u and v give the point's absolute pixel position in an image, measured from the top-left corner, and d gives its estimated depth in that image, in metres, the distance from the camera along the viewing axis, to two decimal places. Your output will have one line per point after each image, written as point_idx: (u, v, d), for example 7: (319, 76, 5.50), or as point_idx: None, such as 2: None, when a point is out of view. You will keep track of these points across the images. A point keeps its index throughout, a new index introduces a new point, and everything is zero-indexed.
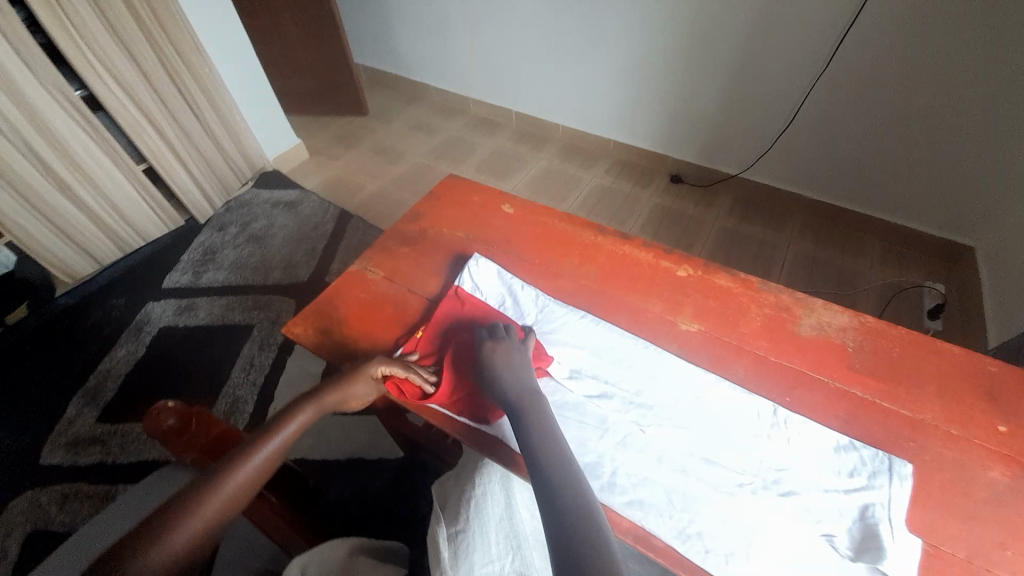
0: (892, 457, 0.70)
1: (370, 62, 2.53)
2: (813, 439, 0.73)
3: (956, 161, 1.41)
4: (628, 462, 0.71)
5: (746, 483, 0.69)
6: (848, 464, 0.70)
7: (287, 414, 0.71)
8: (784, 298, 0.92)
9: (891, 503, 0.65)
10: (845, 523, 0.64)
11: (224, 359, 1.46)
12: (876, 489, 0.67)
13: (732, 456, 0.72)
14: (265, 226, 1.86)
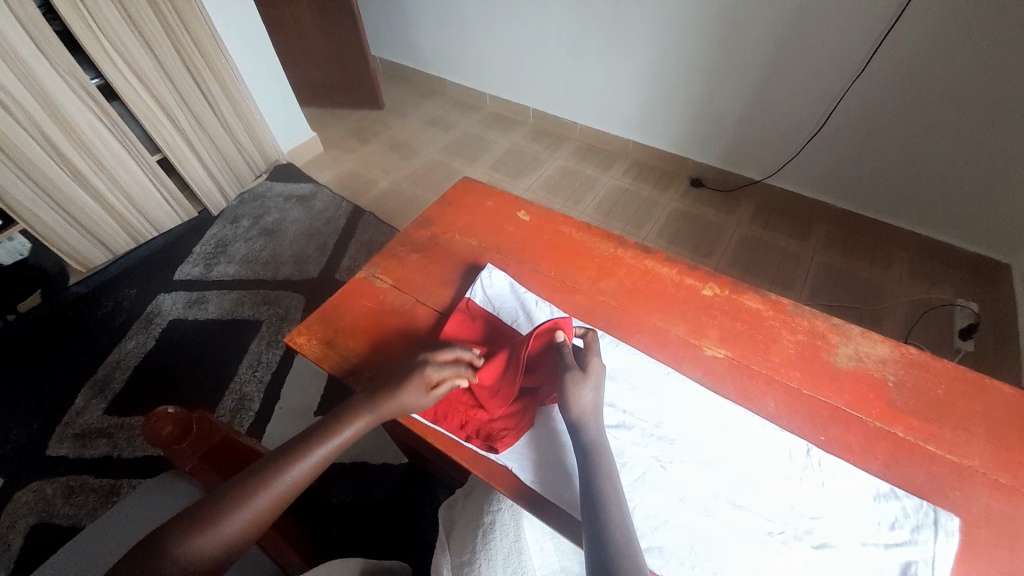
0: (937, 507, 0.55)
1: (387, 54, 2.47)
2: (849, 483, 0.57)
3: (1003, 171, 1.29)
4: (646, 503, 0.56)
5: (776, 532, 0.54)
6: (887, 514, 0.54)
7: (351, 413, 0.63)
8: (818, 322, 0.71)
9: (936, 563, 0.50)
10: None
11: (234, 355, 1.46)
12: (919, 546, 0.52)
13: (759, 498, 0.56)
14: (277, 220, 1.85)
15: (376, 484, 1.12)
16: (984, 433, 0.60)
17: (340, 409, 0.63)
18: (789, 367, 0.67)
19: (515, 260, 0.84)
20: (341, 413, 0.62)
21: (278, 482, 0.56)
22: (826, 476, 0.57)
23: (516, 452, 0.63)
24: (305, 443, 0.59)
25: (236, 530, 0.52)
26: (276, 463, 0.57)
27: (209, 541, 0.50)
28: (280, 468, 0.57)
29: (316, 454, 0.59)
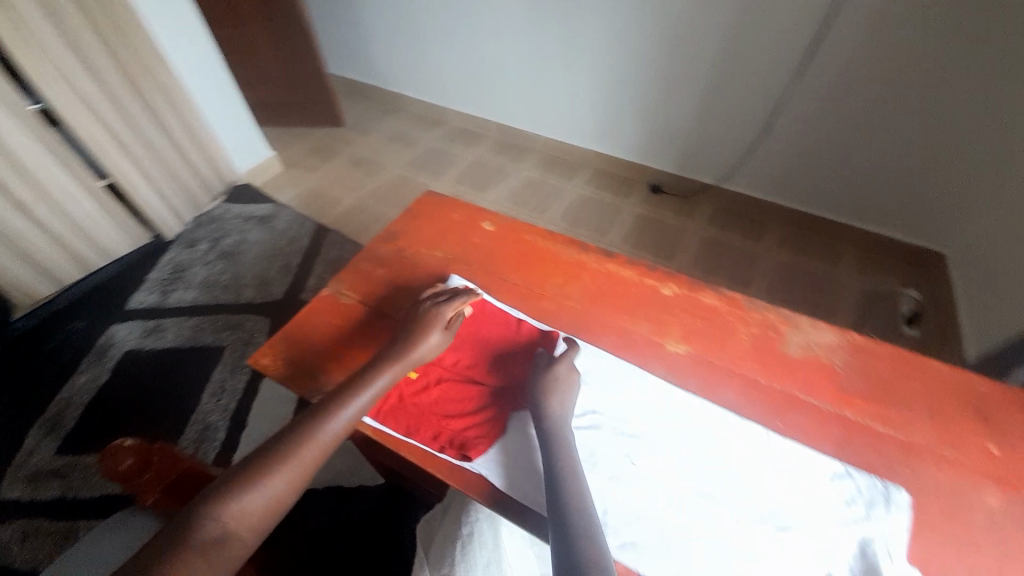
0: (886, 483, 0.58)
1: (346, 71, 2.47)
2: (808, 466, 0.60)
3: (930, 167, 1.41)
4: (618, 500, 0.58)
5: (740, 517, 0.56)
6: (844, 493, 0.58)
7: (366, 375, 0.66)
8: (770, 314, 0.75)
9: (890, 536, 0.54)
10: (843, 558, 0.53)
11: (194, 384, 1.40)
12: (875, 522, 0.55)
13: (725, 486, 0.59)
14: (237, 242, 1.80)
15: (354, 507, 1.10)
16: (928, 410, 0.65)
17: (356, 373, 0.66)
18: (746, 359, 0.70)
19: (481, 269, 0.84)
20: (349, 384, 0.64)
21: (307, 445, 0.59)
22: (789, 460, 0.60)
23: (488, 458, 0.62)
24: (314, 416, 0.61)
25: (263, 501, 0.54)
26: (304, 426, 0.61)
27: (237, 515, 0.53)
28: (299, 440, 0.59)
29: (328, 427, 0.61)
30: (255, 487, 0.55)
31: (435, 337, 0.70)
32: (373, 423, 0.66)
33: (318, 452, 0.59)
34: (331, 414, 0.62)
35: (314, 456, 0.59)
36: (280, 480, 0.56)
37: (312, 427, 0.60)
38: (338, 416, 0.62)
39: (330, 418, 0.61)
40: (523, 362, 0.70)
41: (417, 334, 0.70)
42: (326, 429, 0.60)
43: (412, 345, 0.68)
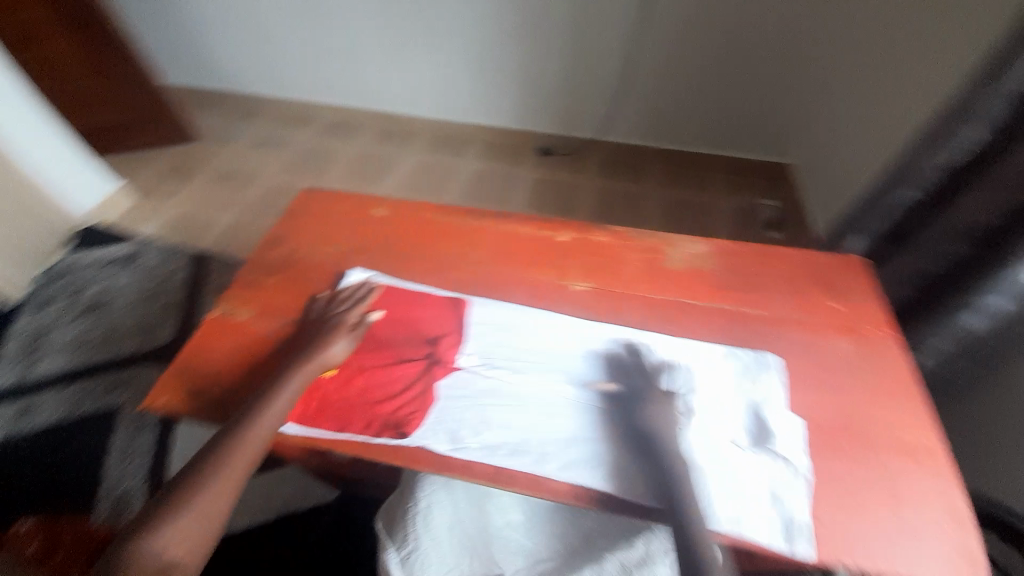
0: (758, 352, 0.67)
1: (187, 80, 2.20)
2: (697, 355, 0.67)
3: (760, 88, 1.66)
4: (553, 429, 0.60)
5: (656, 413, 0.60)
6: (730, 368, 0.65)
7: (277, 383, 0.63)
8: (652, 239, 0.83)
9: (770, 395, 0.62)
10: (740, 420, 0.60)
11: (90, 457, 1.23)
12: (758, 386, 0.63)
13: (638, 390, 0.63)
14: (101, 292, 1.57)
15: (310, 530, 1.07)
16: (785, 288, 0.74)
17: (266, 384, 0.63)
18: (639, 280, 0.77)
19: (381, 256, 0.82)
20: (259, 395, 0.62)
21: (223, 465, 0.56)
22: (691, 354, 0.66)
23: (425, 427, 0.61)
24: (233, 429, 0.59)
25: (187, 530, 0.52)
26: (216, 447, 0.57)
27: (164, 548, 0.51)
28: (214, 462, 0.56)
29: (246, 440, 0.58)
30: (179, 515, 0.52)
31: (345, 335, 0.69)
32: (300, 430, 0.62)
33: (243, 464, 0.57)
34: (251, 424, 0.59)
35: (239, 470, 0.56)
36: (201, 505, 0.53)
37: (233, 441, 0.58)
38: (259, 425, 0.59)
39: (251, 427, 0.59)
40: (444, 332, 0.70)
41: (325, 336, 0.68)
42: (247, 440, 0.58)
43: (322, 345, 0.67)
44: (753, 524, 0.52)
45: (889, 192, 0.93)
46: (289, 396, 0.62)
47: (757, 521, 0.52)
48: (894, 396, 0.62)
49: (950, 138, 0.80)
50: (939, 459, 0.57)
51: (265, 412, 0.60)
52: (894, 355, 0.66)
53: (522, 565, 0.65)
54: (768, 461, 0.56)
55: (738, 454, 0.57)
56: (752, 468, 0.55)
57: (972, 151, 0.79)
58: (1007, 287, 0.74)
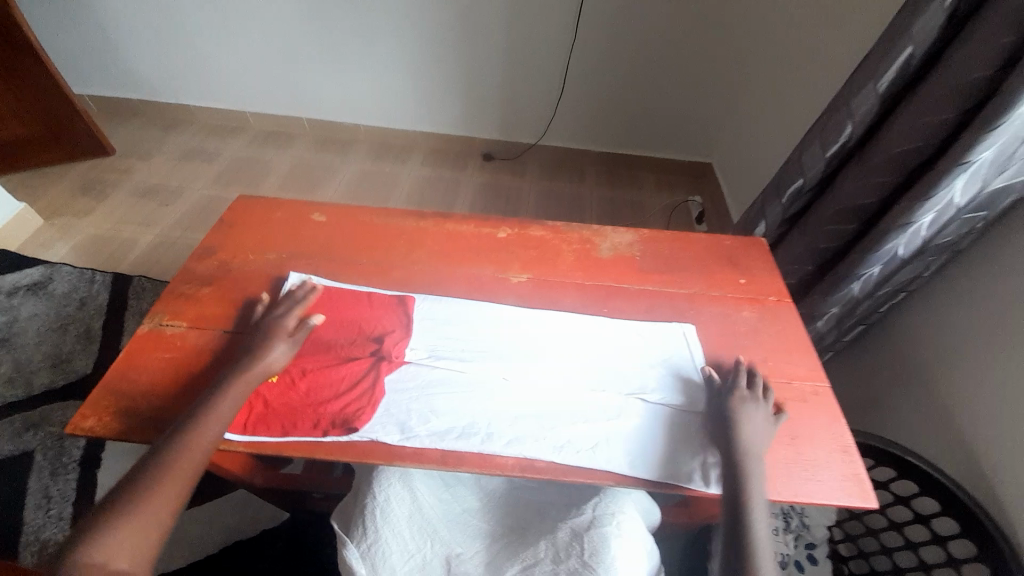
0: (676, 322, 0.75)
1: (99, 90, 2.06)
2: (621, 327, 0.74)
3: (681, 93, 1.79)
4: (499, 412, 0.63)
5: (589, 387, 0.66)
6: (649, 336, 0.73)
7: (216, 393, 0.62)
8: (584, 231, 0.89)
9: (682, 355, 0.70)
10: (656, 379, 0.68)
11: (2, 505, 1.12)
12: (672, 349, 0.71)
13: (574, 368, 0.68)
14: (4, 324, 1.43)
15: (263, 553, 1.05)
16: (701, 270, 0.83)
17: (204, 396, 0.62)
18: (573, 270, 0.82)
19: (320, 260, 0.83)
20: (197, 407, 0.60)
21: (158, 479, 0.54)
22: (651, 336, 0.73)
23: (374, 421, 0.62)
24: (175, 439, 0.57)
25: (117, 547, 0.49)
26: (151, 462, 0.55)
27: (100, 563, 0.48)
28: (149, 476, 0.54)
29: (184, 451, 0.56)
30: (122, 519, 0.51)
31: (283, 333, 0.68)
32: (244, 438, 0.61)
33: (190, 466, 0.56)
34: (198, 425, 0.59)
35: (186, 473, 0.56)
36: (133, 521, 0.51)
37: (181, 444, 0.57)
38: (205, 426, 0.59)
39: (197, 429, 0.58)
40: (388, 329, 0.72)
41: (264, 338, 0.67)
42: (195, 441, 0.57)
43: (262, 347, 0.66)
44: (736, 471, 0.57)
45: (788, 179, 1.02)
46: (228, 406, 0.61)
47: (742, 471, 0.57)
48: (791, 352, 0.72)
49: (835, 130, 0.90)
50: (825, 399, 0.67)
51: (203, 422, 0.59)
52: (790, 320, 0.76)
53: (477, 546, 0.67)
54: (757, 420, 0.61)
55: (723, 414, 0.62)
56: (741, 427, 0.60)
57: (850, 142, 0.90)
58: (888, 257, 0.83)
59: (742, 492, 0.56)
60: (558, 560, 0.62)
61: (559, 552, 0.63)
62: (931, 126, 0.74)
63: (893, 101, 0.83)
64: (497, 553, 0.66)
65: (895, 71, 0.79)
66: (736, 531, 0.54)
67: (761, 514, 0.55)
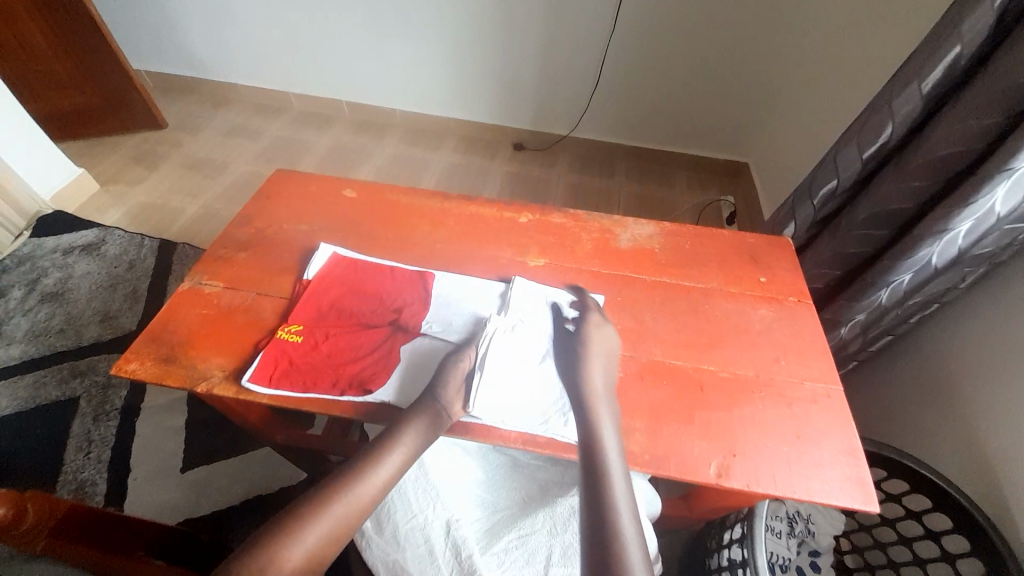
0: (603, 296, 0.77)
1: (155, 66, 2.18)
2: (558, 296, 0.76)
3: (720, 91, 1.74)
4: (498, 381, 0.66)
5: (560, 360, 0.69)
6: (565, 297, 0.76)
7: (405, 421, 0.62)
8: (604, 221, 0.89)
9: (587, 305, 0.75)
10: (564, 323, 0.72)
11: (50, 444, 1.22)
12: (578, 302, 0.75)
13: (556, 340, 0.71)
14: (60, 280, 1.55)
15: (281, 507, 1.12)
16: (719, 266, 0.82)
17: (397, 421, 0.63)
18: (589, 257, 0.83)
19: (347, 234, 0.86)
20: (391, 429, 0.61)
21: (348, 494, 0.56)
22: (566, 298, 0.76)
23: (387, 386, 0.66)
24: (369, 455, 0.59)
25: (309, 546, 0.51)
26: (347, 474, 0.58)
27: (291, 556, 0.50)
28: (342, 488, 0.56)
29: (374, 471, 0.58)
30: (301, 534, 0.52)
31: (455, 378, 0.65)
32: (269, 391, 0.66)
33: (356, 510, 0.55)
34: (375, 465, 0.58)
35: (369, 496, 0.57)
36: (321, 530, 0.53)
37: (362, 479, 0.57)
38: (396, 451, 0.60)
39: (373, 471, 0.58)
40: (411, 300, 0.75)
41: (440, 381, 0.65)
42: (368, 481, 0.57)
43: (437, 395, 0.63)
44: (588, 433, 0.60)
45: (821, 181, 0.99)
46: (415, 438, 0.61)
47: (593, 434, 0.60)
48: (805, 353, 0.71)
49: (874, 130, 0.87)
50: (835, 401, 0.66)
51: (393, 448, 0.60)
52: (808, 320, 0.75)
53: (479, 514, 0.70)
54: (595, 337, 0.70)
55: (571, 346, 0.69)
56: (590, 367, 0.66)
57: (889, 143, 0.87)
58: (920, 265, 0.80)
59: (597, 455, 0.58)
60: (555, 532, 0.66)
61: (557, 525, 0.67)
62: (975, 130, 0.71)
63: (937, 103, 0.80)
64: (499, 521, 0.70)
65: (941, 72, 0.77)
66: (591, 473, 0.56)
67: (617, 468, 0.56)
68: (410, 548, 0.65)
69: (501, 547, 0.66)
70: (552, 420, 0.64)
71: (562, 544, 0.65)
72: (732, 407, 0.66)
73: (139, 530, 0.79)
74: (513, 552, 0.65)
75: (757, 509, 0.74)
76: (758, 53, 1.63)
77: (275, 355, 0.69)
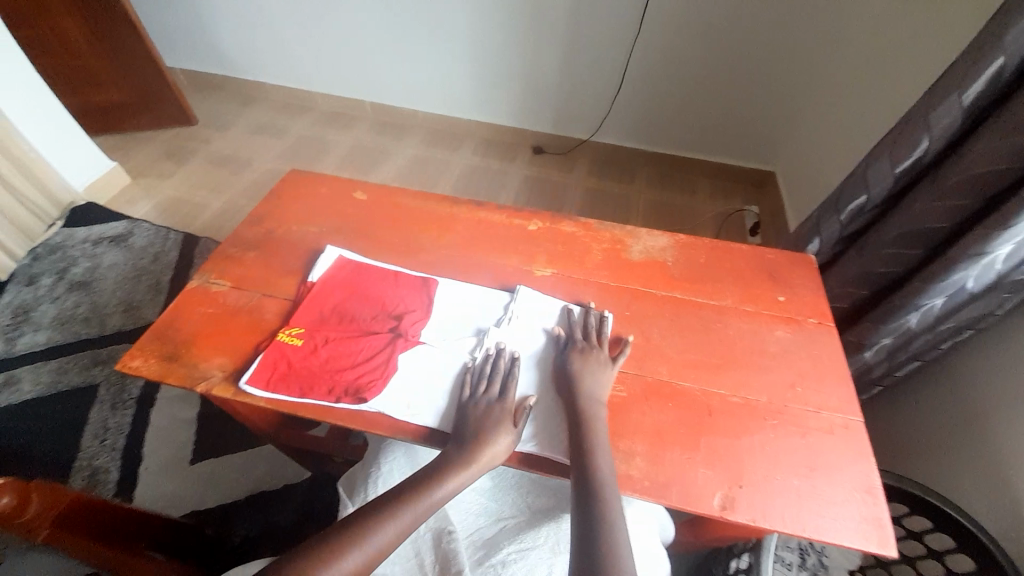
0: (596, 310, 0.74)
1: (188, 64, 2.24)
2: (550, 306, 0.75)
3: (747, 98, 1.69)
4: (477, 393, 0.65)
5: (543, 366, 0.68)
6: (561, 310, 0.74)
7: (448, 466, 0.58)
8: (616, 231, 0.87)
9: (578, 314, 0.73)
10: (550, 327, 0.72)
11: (69, 430, 1.26)
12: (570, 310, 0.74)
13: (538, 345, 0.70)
14: (89, 269, 1.60)
15: (283, 505, 1.12)
16: (734, 282, 0.79)
17: (440, 463, 0.59)
18: (599, 269, 0.81)
19: (355, 237, 0.86)
20: (435, 470, 0.58)
21: (374, 534, 0.52)
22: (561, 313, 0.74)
23: (377, 394, 0.65)
24: (405, 493, 0.56)
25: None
26: (375, 511, 0.54)
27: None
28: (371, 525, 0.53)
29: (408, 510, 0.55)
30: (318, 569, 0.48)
31: (501, 423, 0.61)
32: (266, 393, 0.66)
33: (373, 551, 0.51)
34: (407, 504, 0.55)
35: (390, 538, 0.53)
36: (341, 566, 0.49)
37: (393, 512, 0.54)
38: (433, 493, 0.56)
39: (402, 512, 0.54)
40: (413, 308, 0.74)
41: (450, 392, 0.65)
42: (394, 524, 0.53)
43: (482, 441, 0.59)
44: (586, 455, 0.57)
45: (848, 196, 0.94)
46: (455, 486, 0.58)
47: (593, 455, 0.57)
48: (825, 378, 0.67)
49: (907, 144, 0.82)
50: (855, 434, 0.62)
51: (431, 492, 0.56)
52: (828, 344, 0.71)
53: (476, 527, 0.69)
54: (593, 388, 0.64)
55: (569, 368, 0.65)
56: (580, 385, 0.63)
57: (923, 159, 0.82)
58: (953, 290, 0.75)
59: (594, 478, 0.55)
60: (557, 550, 0.63)
61: (559, 543, 0.64)
62: (1017, 147, 0.66)
63: (978, 118, 0.75)
64: (498, 533, 0.68)
65: (983, 84, 0.72)
66: (584, 485, 0.55)
67: (609, 483, 0.55)
68: (402, 561, 0.63)
69: (499, 559, 0.63)
70: (546, 437, 0.63)
71: (563, 564, 0.63)
72: (742, 435, 0.62)
73: (127, 508, 0.80)
74: (512, 564, 0.62)
75: (765, 541, 0.70)
76: (787, 60, 1.57)
77: (273, 358, 0.69)
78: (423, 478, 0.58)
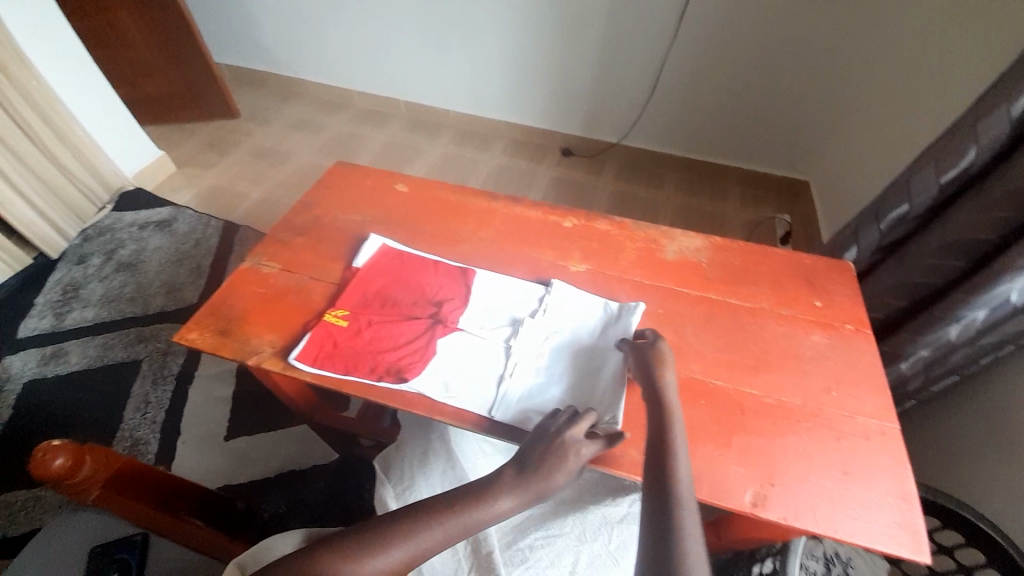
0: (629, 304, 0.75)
1: (233, 60, 2.34)
2: (587, 302, 0.76)
3: (783, 106, 1.67)
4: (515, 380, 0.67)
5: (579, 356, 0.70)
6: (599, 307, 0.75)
7: (501, 484, 0.55)
8: (651, 231, 0.88)
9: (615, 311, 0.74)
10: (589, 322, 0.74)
11: (113, 402, 1.33)
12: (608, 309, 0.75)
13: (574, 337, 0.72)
14: (135, 252, 1.68)
15: (312, 483, 1.17)
16: (769, 285, 0.79)
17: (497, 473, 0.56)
18: (634, 267, 0.82)
19: (396, 227, 0.89)
20: (491, 478, 0.56)
21: (415, 536, 0.52)
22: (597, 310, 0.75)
23: (416, 374, 0.68)
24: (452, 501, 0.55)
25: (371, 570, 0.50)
26: (419, 512, 0.54)
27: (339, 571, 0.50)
28: (412, 526, 0.53)
29: (455, 518, 0.54)
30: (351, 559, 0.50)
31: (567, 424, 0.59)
32: (313, 369, 0.69)
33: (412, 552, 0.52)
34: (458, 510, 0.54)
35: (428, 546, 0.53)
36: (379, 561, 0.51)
37: (437, 515, 0.54)
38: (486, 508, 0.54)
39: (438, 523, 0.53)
40: (452, 296, 0.77)
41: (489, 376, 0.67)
42: (434, 531, 0.53)
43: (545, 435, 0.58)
44: (664, 447, 0.54)
45: (890, 204, 0.93)
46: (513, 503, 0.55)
47: (664, 440, 0.54)
48: (860, 384, 0.67)
49: (954, 154, 0.81)
50: (892, 440, 0.62)
51: (479, 508, 0.54)
52: (866, 351, 0.71)
53: None
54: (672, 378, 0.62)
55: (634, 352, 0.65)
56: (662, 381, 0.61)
57: (972, 168, 0.80)
58: (997, 301, 0.73)
59: (672, 476, 0.51)
60: (584, 539, 0.65)
61: (586, 533, 0.66)
62: None
63: None
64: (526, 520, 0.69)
65: None
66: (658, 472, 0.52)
67: (685, 477, 0.51)
68: None
69: (527, 544, 0.65)
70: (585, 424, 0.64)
71: (589, 553, 0.64)
72: (775, 435, 0.63)
73: (168, 474, 0.84)
74: (539, 550, 0.64)
75: (790, 545, 0.70)
76: (827, 68, 1.54)
77: (321, 338, 0.72)
78: (477, 484, 0.56)
